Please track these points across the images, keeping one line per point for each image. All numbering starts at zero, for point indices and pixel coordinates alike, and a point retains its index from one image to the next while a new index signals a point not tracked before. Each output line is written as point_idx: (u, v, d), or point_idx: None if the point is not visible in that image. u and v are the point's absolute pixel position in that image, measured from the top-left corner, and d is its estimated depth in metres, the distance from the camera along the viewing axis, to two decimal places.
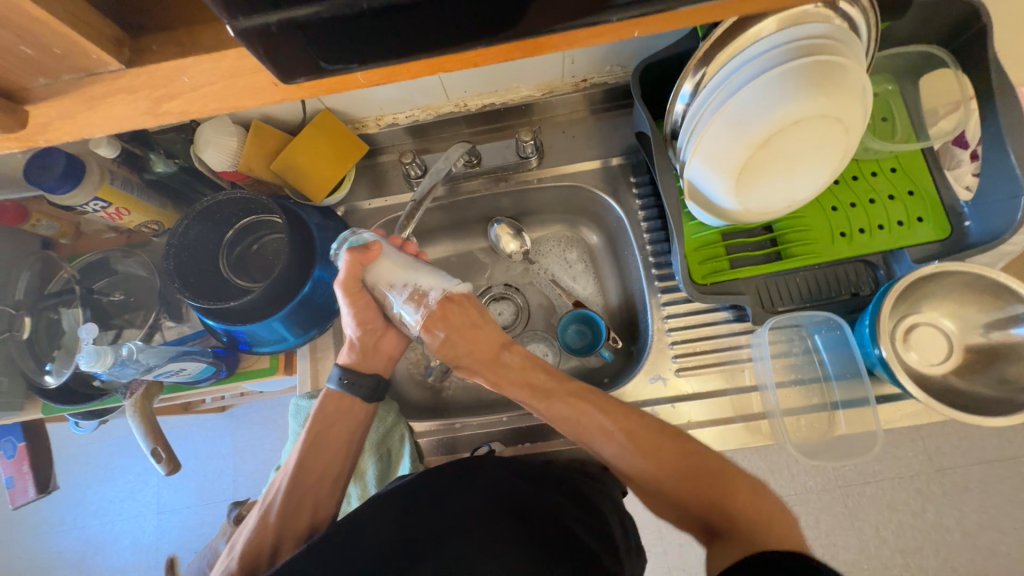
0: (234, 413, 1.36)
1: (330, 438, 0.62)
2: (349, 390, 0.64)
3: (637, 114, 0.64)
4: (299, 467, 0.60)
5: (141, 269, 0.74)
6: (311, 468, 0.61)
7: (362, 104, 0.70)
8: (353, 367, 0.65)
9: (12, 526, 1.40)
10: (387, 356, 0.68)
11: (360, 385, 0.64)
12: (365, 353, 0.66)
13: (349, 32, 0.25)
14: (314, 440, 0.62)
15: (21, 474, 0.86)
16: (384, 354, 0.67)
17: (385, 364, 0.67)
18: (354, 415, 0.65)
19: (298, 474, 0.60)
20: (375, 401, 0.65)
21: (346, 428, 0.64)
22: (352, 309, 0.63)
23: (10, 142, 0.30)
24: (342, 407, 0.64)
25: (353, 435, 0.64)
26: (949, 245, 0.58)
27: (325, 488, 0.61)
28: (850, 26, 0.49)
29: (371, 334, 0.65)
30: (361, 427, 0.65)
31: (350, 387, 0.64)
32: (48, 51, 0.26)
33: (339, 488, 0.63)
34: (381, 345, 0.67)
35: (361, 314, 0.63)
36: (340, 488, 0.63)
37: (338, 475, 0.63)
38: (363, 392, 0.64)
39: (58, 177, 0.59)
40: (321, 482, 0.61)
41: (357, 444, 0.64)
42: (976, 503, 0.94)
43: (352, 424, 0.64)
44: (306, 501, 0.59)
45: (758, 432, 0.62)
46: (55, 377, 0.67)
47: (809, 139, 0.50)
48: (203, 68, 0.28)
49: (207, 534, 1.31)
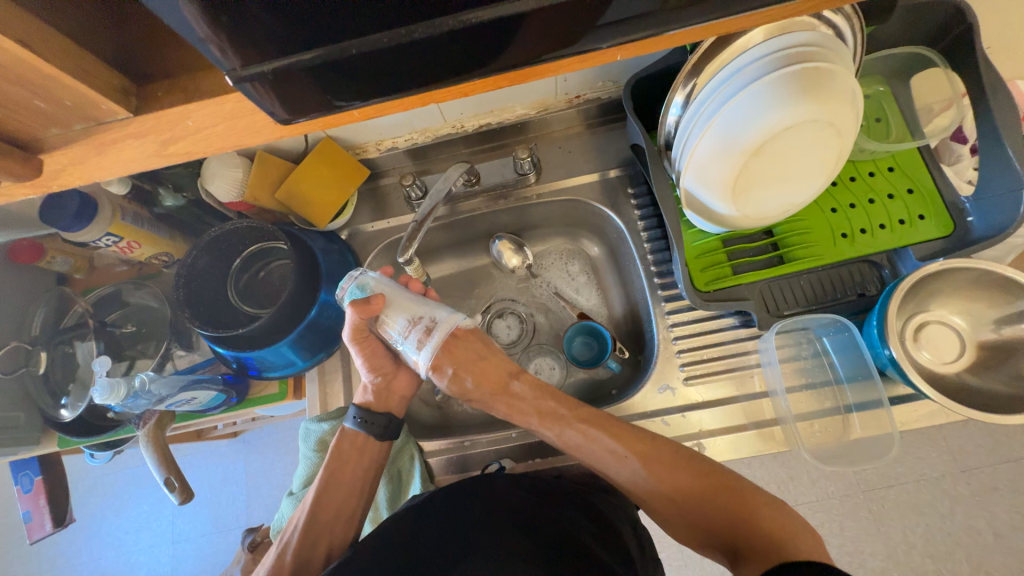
0: (247, 438, 1.37)
1: (345, 476, 0.63)
2: (364, 430, 0.64)
3: (631, 127, 0.65)
4: (314, 506, 0.61)
5: (152, 300, 0.76)
6: (326, 508, 0.62)
7: (362, 130, 0.72)
8: (368, 407, 0.66)
9: (30, 560, 1.40)
10: (399, 397, 0.68)
11: (375, 423, 0.65)
12: (382, 393, 0.67)
13: (342, 74, 0.26)
14: (329, 479, 0.63)
15: (39, 508, 0.87)
16: (397, 394, 0.68)
17: (396, 405, 0.68)
18: (367, 453, 0.65)
19: (312, 514, 0.61)
20: (388, 440, 0.65)
21: (360, 466, 0.64)
22: (362, 355, 0.65)
23: (27, 188, 0.31)
24: (357, 444, 0.65)
25: (367, 474, 0.65)
26: (953, 241, 0.58)
27: (343, 525, 0.63)
28: (836, 32, 0.49)
29: (383, 375, 0.67)
30: (376, 466, 0.65)
31: (368, 427, 0.64)
32: (60, 103, 0.28)
33: (354, 525, 0.64)
34: (396, 387, 0.68)
35: (371, 357, 0.66)
36: (356, 525, 0.64)
37: (353, 512, 0.64)
38: (376, 431, 0.65)
39: (71, 217, 0.61)
40: (336, 521, 0.62)
41: (371, 482, 0.65)
42: (1006, 504, 0.91)
43: (365, 463, 0.65)
44: (320, 537, 0.61)
45: (771, 439, 0.61)
46: (70, 411, 0.68)
47: (803, 144, 0.51)
48: (206, 110, 0.29)
49: (222, 563, 1.30)
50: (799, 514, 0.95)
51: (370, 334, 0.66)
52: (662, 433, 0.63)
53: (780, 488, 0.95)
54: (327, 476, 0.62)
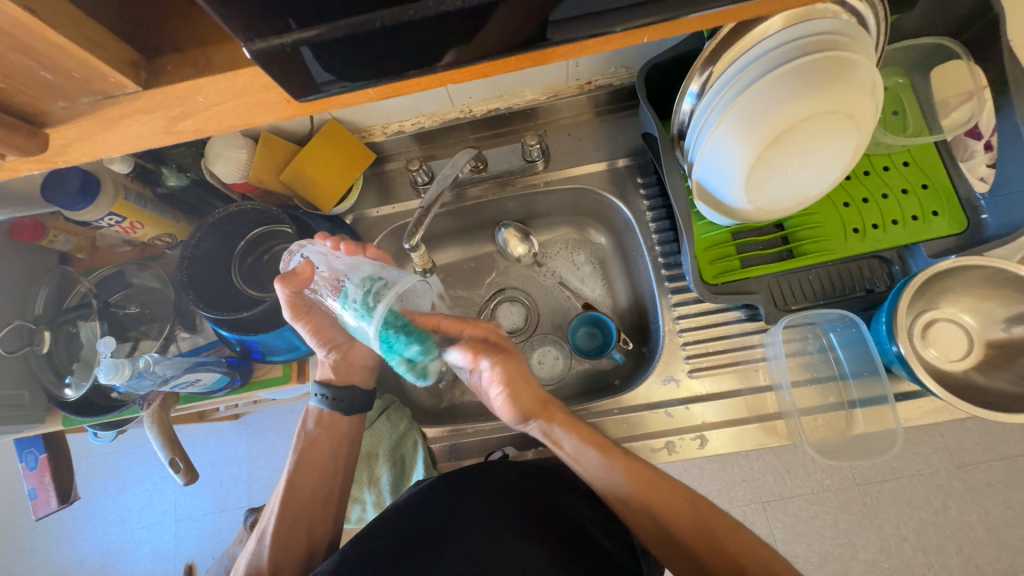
0: (248, 421, 1.37)
1: (314, 458, 0.64)
2: (330, 406, 0.64)
3: (643, 115, 0.63)
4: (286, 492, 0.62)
5: (156, 281, 0.75)
6: (300, 491, 0.62)
7: (369, 112, 0.71)
8: (330, 383, 0.66)
9: (34, 536, 1.43)
10: (362, 367, 0.68)
11: (341, 399, 0.64)
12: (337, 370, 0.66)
13: (362, 49, 0.25)
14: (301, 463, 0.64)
15: (44, 485, 0.87)
16: (357, 364, 0.67)
17: (361, 376, 0.68)
18: (337, 431, 0.66)
19: (288, 495, 0.62)
20: (356, 415, 0.65)
21: (332, 449, 0.65)
22: (308, 328, 0.62)
23: (32, 164, 0.31)
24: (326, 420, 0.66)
25: (339, 451, 0.65)
26: (966, 238, 0.57)
27: (322, 511, 0.63)
28: (858, 20, 0.48)
29: (337, 349, 0.65)
30: (348, 442, 0.66)
31: (336, 404, 0.64)
32: (67, 75, 0.27)
33: (334, 510, 0.64)
34: (352, 358, 0.67)
35: (318, 330, 0.62)
36: (335, 506, 0.64)
37: (330, 495, 0.64)
38: (343, 407, 0.64)
39: (75, 193, 0.60)
40: (313, 501, 0.63)
41: (346, 459, 0.66)
42: (999, 500, 0.92)
43: (336, 438, 0.66)
44: (298, 520, 0.61)
45: (774, 432, 0.61)
46: (75, 390, 0.68)
47: (821, 136, 0.50)
48: (218, 87, 0.28)
49: (223, 542, 1.32)
50: (794, 506, 0.96)
51: (312, 307, 0.60)
52: (665, 425, 0.63)
53: (776, 480, 0.96)
54: (296, 457, 0.64)
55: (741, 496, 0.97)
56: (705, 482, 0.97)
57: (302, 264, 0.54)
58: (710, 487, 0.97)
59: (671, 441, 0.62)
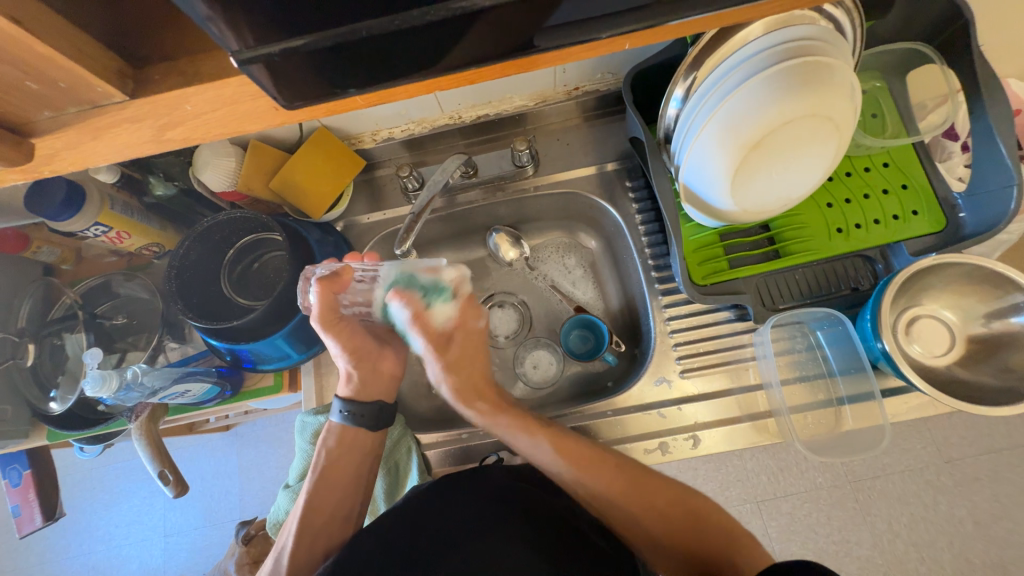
0: (239, 432, 1.36)
1: (337, 474, 0.63)
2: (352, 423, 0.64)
3: (631, 120, 0.64)
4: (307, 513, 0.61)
5: (143, 292, 0.74)
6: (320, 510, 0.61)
7: (358, 120, 0.71)
8: (354, 399, 0.65)
9: (17, 556, 1.39)
10: (387, 376, 0.68)
11: (365, 415, 0.64)
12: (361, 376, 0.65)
13: (349, 56, 0.26)
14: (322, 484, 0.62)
15: (28, 502, 0.85)
16: (385, 375, 0.68)
17: (384, 384, 0.68)
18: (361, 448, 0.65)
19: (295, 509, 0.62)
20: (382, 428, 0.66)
21: (353, 467, 0.64)
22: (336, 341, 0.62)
23: (17, 174, 0.30)
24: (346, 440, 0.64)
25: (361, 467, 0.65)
26: (945, 236, 0.59)
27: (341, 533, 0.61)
28: (835, 27, 0.49)
29: (362, 356, 0.65)
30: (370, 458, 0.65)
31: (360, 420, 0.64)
32: (53, 84, 0.27)
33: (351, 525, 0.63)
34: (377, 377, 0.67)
35: (347, 341, 0.63)
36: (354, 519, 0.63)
37: (350, 514, 0.63)
38: (368, 423, 0.64)
39: (58, 205, 0.59)
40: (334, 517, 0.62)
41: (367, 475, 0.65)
42: (986, 493, 0.93)
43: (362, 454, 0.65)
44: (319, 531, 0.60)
45: (765, 430, 0.61)
46: (60, 404, 0.67)
47: (801, 138, 0.51)
48: (206, 95, 0.28)
49: (215, 556, 1.29)
50: (788, 504, 0.96)
51: (342, 320, 0.62)
52: (658, 426, 0.64)
53: (769, 479, 0.97)
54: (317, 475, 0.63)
55: (736, 496, 0.98)
56: (700, 483, 0.98)
57: (344, 270, 0.59)
58: (704, 488, 0.97)
59: (664, 442, 0.63)
